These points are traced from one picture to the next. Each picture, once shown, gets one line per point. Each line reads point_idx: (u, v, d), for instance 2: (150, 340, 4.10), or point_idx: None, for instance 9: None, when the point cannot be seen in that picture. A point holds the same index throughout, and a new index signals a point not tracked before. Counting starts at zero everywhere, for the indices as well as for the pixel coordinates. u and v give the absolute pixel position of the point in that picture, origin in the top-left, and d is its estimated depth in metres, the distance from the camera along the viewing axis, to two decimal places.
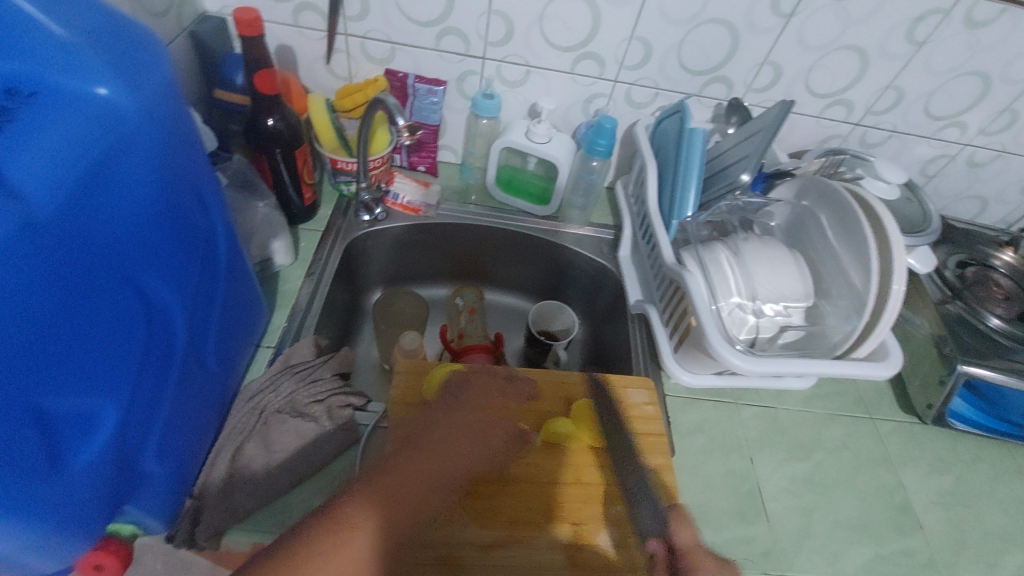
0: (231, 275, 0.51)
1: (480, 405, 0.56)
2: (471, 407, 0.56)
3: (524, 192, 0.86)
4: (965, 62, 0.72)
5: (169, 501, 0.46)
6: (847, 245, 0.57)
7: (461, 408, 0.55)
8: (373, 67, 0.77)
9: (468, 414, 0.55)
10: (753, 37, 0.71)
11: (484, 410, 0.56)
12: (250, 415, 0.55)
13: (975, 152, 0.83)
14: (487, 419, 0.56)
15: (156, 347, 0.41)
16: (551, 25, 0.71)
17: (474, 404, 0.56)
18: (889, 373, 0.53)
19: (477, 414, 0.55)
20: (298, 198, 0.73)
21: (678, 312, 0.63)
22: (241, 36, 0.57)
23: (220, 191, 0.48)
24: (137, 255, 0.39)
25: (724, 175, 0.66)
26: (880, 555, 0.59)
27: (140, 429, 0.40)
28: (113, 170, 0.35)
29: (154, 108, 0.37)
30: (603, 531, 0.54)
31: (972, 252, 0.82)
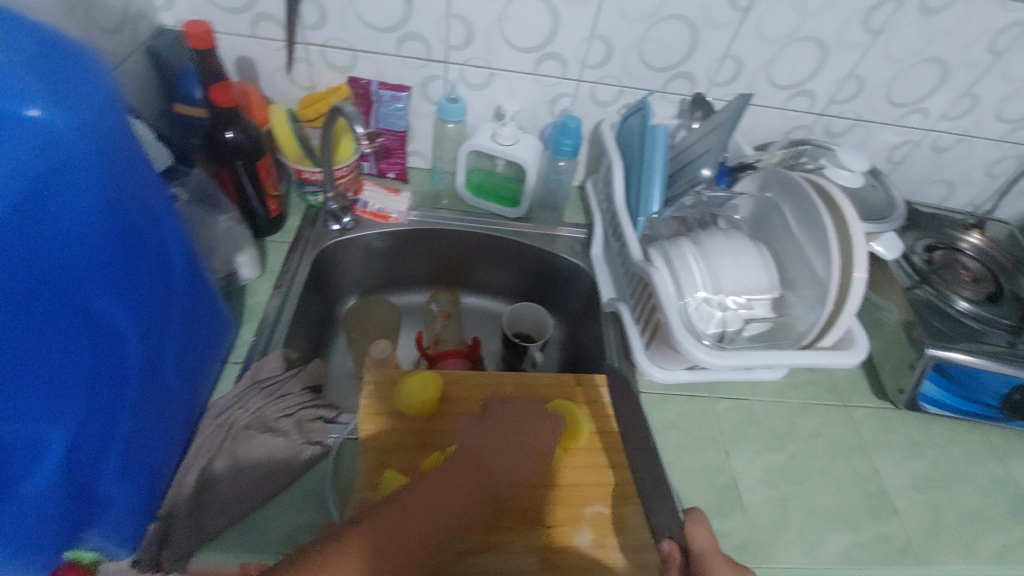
0: (188, 289, 0.51)
1: (511, 432, 0.55)
2: (499, 432, 0.54)
3: (495, 195, 0.86)
4: (922, 49, 0.73)
5: (132, 523, 0.45)
6: (809, 236, 0.58)
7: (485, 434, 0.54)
8: (335, 75, 0.76)
9: (492, 440, 0.54)
10: (712, 31, 0.71)
11: (516, 437, 0.55)
12: (217, 433, 0.54)
13: (938, 137, 0.84)
14: (513, 445, 0.54)
15: (108, 370, 0.40)
16: (511, 27, 0.71)
17: (505, 430, 0.55)
18: (855, 361, 0.53)
19: (502, 442, 0.54)
20: (263, 210, 0.72)
21: (647, 308, 0.63)
22: (194, 50, 0.57)
23: (172, 206, 0.48)
24: (84, 275, 0.37)
25: (687, 170, 0.67)
26: (857, 542, 0.59)
27: (95, 454, 0.40)
28: (55, 193, 0.34)
29: (94, 128, 0.36)
30: (580, 531, 0.54)
31: (940, 236, 0.83)
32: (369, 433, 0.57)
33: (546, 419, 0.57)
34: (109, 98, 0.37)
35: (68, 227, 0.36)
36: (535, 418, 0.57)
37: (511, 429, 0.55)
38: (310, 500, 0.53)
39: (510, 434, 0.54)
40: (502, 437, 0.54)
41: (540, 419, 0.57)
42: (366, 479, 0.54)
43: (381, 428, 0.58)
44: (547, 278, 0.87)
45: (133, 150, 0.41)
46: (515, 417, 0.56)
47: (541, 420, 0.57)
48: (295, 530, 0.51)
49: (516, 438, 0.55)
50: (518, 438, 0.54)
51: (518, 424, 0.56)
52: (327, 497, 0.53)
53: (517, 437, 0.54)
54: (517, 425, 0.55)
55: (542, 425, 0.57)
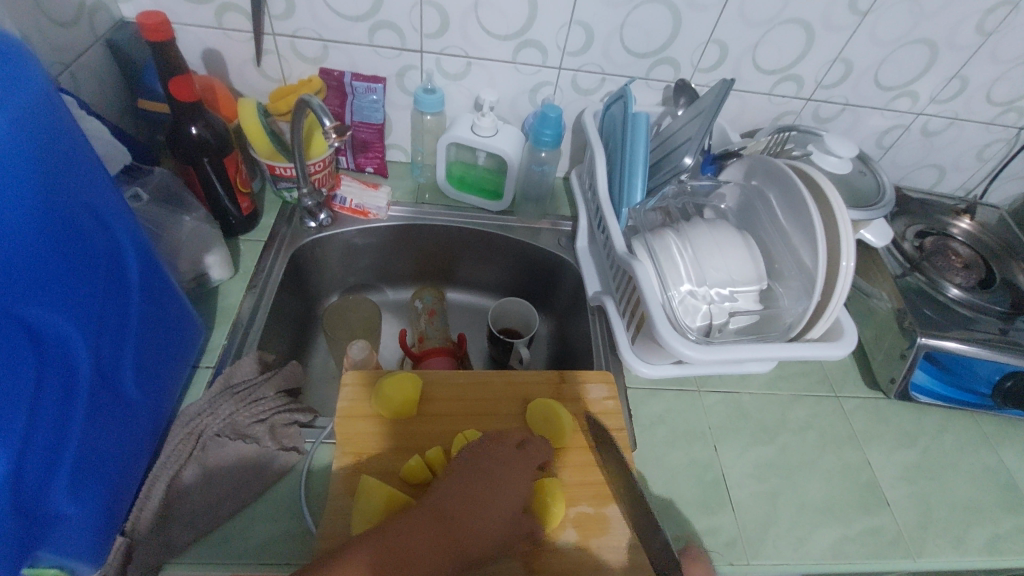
0: (146, 293, 0.48)
1: (487, 479, 0.50)
2: (474, 482, 0.49)
3: (476, 188, 0.83)
4: (910, 30, 0.71)
5: (93, 541, 0.43)
6: (796, 225, 0.56)
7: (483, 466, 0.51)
8: (307, 67, 0.74)
9: (466, 493, 0.48)
10: (695, 15, 0.69)
11: (493, 484, 0.49)
12: (187, 441, 0.53)
13: (928, 121, 0.82)
14: (490, 493, 0.49)
15: (54, 380, 0.38)
16: (487, 14, 0.68)
17: (479, 479, 0.50)
18: (843, 352, 0.52)
19: (479, 493, 0.49)
20: (235, 208, 0.70)
21: (632, 301, 0.61)
22: (148, 42, 0.53)
23: (125, 207, 0.45)
24: (24, 283, 0.35)
25: (669, 159, 0.67)
26: (847, 536, 0.58)
27: (44, 471, 0.38)
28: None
29: (27, 126, 0.34)
30: (565, 534, 0.52)
31: (931, 222, 0.82)
32: (345, 435, 0.55)
33: (519, 459, 0.53)
34: (39, 92, 0.35)
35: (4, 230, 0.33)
36: (509, 459, 0.52)
37: (487, 477, 0.50)
38: (284, 510, 0.52)
39: (485, 481, 0.49)
40: (477, 485, 0.49)
41: (512, 461, 0.52)
42: (342, 486, 0.52)
43: (357, 430, 0.56)
44: (533, 272, 0.85)
45: (75, 147, 0.39)
46: (487, 463, 0.51)
47: (513, 460, 0.52)
48: (269, 541, 0.50)
49: (494, 486, 0.49)
50: (495, 485, 0.49)
51: (492, 471, 0.50)
52: (302, 505, 0.52)
53: (493, 485, 0.49)
54: (492, 472, 0.50)
55: (516, 466, 0.52)
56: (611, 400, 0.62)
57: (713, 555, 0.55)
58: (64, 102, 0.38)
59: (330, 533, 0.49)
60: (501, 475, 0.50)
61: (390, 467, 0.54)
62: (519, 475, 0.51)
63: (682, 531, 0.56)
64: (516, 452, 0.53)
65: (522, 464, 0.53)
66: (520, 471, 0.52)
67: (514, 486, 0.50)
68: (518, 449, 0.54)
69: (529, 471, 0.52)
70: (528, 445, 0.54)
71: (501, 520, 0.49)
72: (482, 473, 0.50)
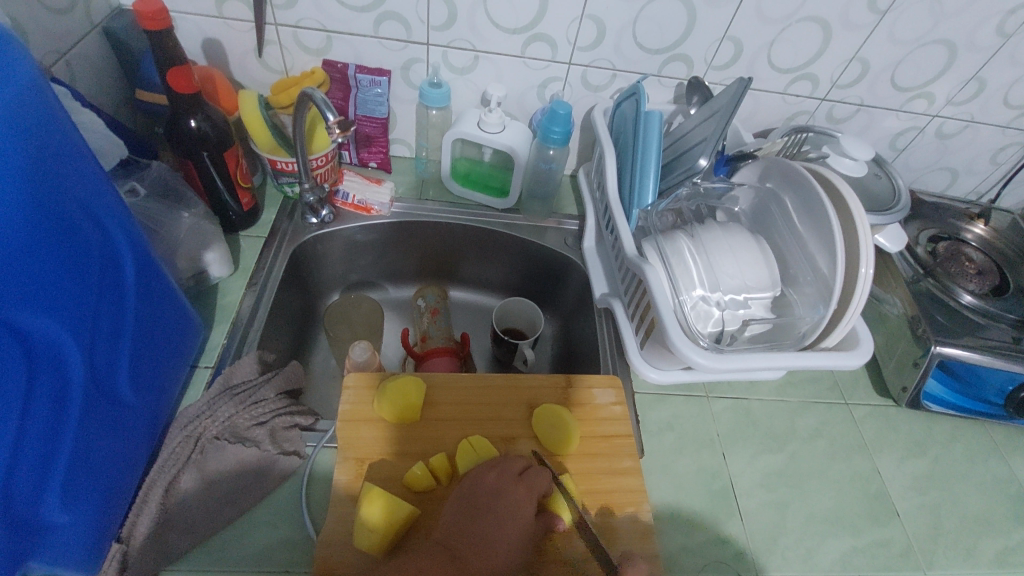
0: (143, 293, 0.47)
1: (484, 513, 0.47)
2: (473, 516, 0.47)
3: (482, 185, 0.82)
4: (930, 31, 0.69)
5: (87, 550, 0.42)
6: (812, 231, 0.55)
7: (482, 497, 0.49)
8: (310, 59, 0.72)
9: (467, 530, 0.46)
10: (710, 11, 0.67)
11: (493, 518, 0.47)
12: (186, 444, 0.51)
13: (944, 123, 0.80)
14: (492, 526, 0.47)
15: (45, 387, 0.36)
16: (496, 7, 0.66)
17: (479, 512, 0.47)
18: (859, 362, 0.51)
19: (479, 528, 0.46)
20: (235, 203, 0.68)
21: (641, 306, 0.60)
22: (145, 31, 0.51)
23: (120, 202, 0.44)
24: (16, 285, 0.33)
25: (685, 159, 0.63)
26: (856, 547, 0.57)
27: (36, 481, 0.36)
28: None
29: (16, 119, 0.32)
30: (571, 544, 0.51)
31: (944, 227, 0.80)
32: (346, 439, 0.54)
33: (522, 489, 0.50)
34: (26, 84, 0.33)
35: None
36: (510, 488, 0.49)
37: (486, 510, 0.47)
38: (283, 515, 0.51)
39: (483, 514, 0.47)
40: (477, 519, 0.47)
41: (512, 491, 0.49)
42: (343, 492, 0.51)
43: (359, 434, 0.55)
44: (540, 272, 0.84)
45: (67, 141, 0.37)
46: (484, 495, 0.49)
47: (514, 489, 0.50)
48: (266, 549, 0.49)
49: (494, 518, 0.47)
50: (495, 519, 0.47)
51: (491, 503, 0.48)
52: (301, 513, 0.51)
53: (494, 519, 0.47)
54: (491, 505, 0.48)
55: (518, 494, 0.49)
56: (618, 404, 0.61)
57: (722, 566, 0.54)
58: (55, 94, 0.36)
59: (330, 542, 0.48)
60: (498, 505, 0.48)
61: (392, 474, 0.53)
62: (521, 504, 0.49)
63: (688, 542, 0.55)
64: (517, 478, 0.51)
65: (525, 492, 0.50)
66: (522, 500, 0.49)
67: (518, 511, 0.48)
68: (518, 476, 0.51)
69: (532, 500, 0.50)
70: (529, 472, 0.52)
71: (508, 553, 0.46)
72: (480, 503, 0.48)
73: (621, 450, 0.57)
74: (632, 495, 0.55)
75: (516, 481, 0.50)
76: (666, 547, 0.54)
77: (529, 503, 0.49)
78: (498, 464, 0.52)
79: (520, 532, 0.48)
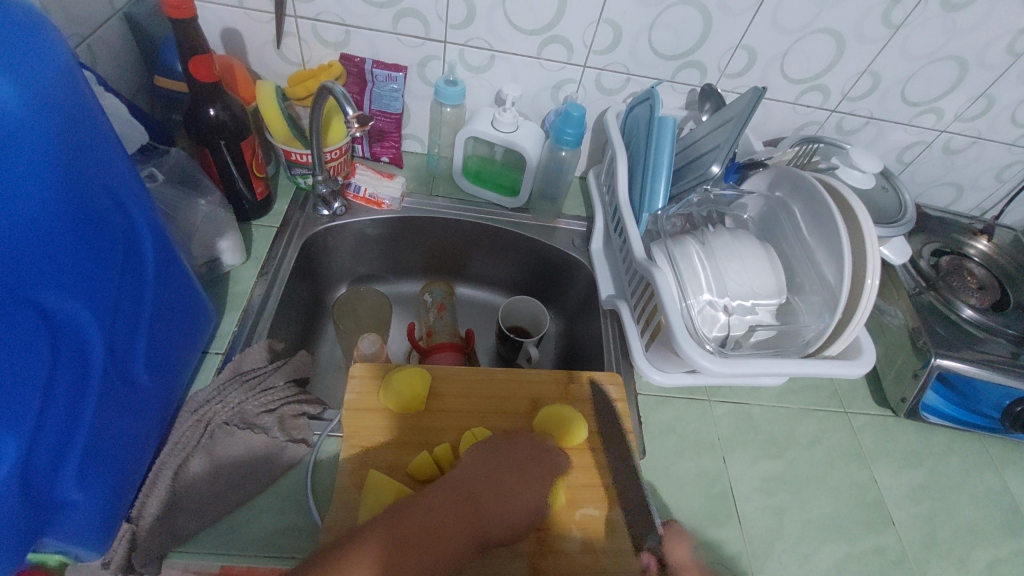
0: (161, 278, 0.48)
1: (508, 471, 0.50)
2: (500, 472, 0.50)
3: (492, 183, 0.83)
4: (941, 47, 0.70)
5: (98, 529, 0.43)
6: (819, 239, 0.56)
7: (495, 455, 0.52)
8: (328, 52, 0.72)
9: (491, 478, 0.50)
10: (726, 19, 0.67)
11: (516, 478, 0.50)
12: (196, 428, 0.52)
13: (951, 139, 0.81)
14: (514, 484, 0.50)
15: (67, 366, 0.37)
16: (514, 7, 0.67)
17: (507, 471, 0.50)
18: (862, 371, 0.52)
19: (505, 482, 0.50)
20: (249, 192, 0.69)
21: (648, 309, 0.61)
22: (171, 19, 0.51)
23: (141, 187, 0.44)
24: (38, 269, 0.34)
25: (695, 166, 0.65)
26: (851, 553, 0.58)
27: (54, 459, 0.37)
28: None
29: (48, 105, 0.32)
30: (569, 536, 0.52)
31: (947, 241, 0.81)
32: (353, 428, 0.55)
33: (534, 453, 0.53)
34: (60, 70, 0.33)
35: (11, 214, 0.32)
36: (522, 452, 0.53)
37: (501, 467, 0.51)
38: (288, 502, 0.51)
39: (505, 474, 0.50)
40: (505, 475, 0.50)
41: (540, 464, 0.53)
42: (348, 479, 0.51)
43: (365, 424, 0.55)
44: (547, 271, 0.84)
45: (93, 125, 0.37)
46: (500, 457, 0.51)
47: (527, 451, 0.53)
48: (275, 533, 0.49)
49: (513, 474, 0.51)
50: (517, 480, 0.50)
51: (506, 463, 0.51)
52: (307, 500, 0.52)
53: (517, 478, 0.51)
54: (505, 464, 0.51)
55: (529, 457, 0.53)
56: (619, 402, 0.61)
57: (719, 567, 0.55)
58: (85, 79, 0.36)
59: (336, 524, 0.49)
60: (511, 464, 0.51)
61: (396, 461, 0.54)
62: (530, 467, 0.52)
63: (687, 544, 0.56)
64: (531, 444, 0.54)
65: (535, 456, 0.53)
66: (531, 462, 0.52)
67: (529, 475, 0.51)
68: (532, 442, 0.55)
69: (541, 467, 0.53)
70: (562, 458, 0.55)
71: (511, 514, 0.49)
72: (495, 458, 0.51)
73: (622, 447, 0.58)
74: None
75: (523, 450, 0.53)
76: None
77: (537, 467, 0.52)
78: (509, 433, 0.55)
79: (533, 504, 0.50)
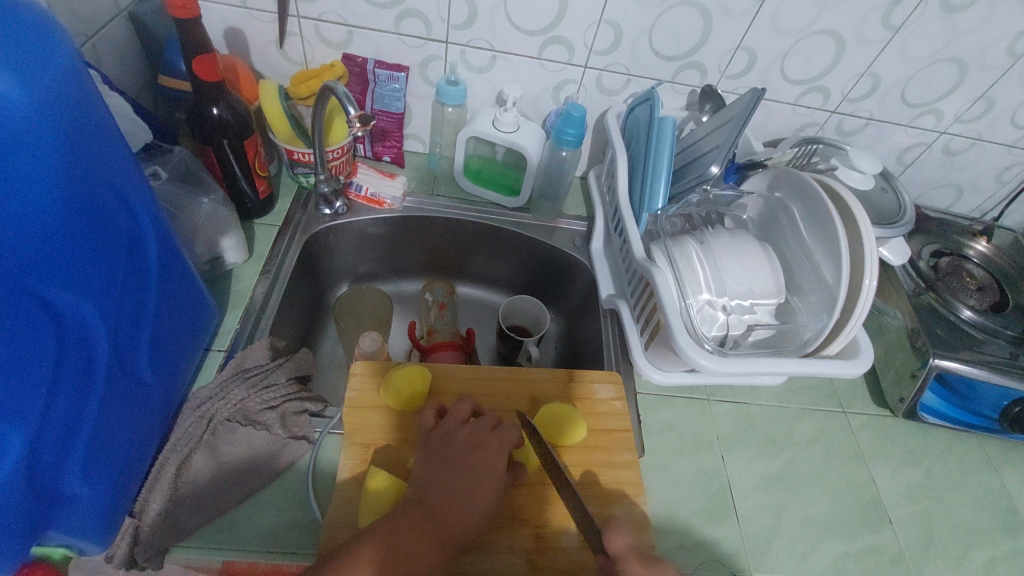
0: (164, 275, 0.48)
1: (463, 468, 0.49)
2: (453, 467, 0.49)
3: (493, 183, 0.83)
4: (941, 48, 0.70)
5: (101, 523, 0.44)
6: (819, 240, 0.56)
7: (454, 451, 0.50)
8: (330, 52, 0.73)
9: (451, 477, 0.48)
10: (726, 21, 0.68)
11: (471, 470, 0.49)
12: (198, 424, 0.53)
13: (951, 140, 0.81)
14: (471, 477, 0.49)
15: (72, 362, 0.38)
16: (515, 7, 0.67)
17: (459, 463, 0.49)
18: (860, 371, 0.52)
19: (456, 482, 0.48)
20: (252, 191, 0.69)
21: (648, 308, 0.61)
22: (175, 19, 0.52)
23: (146, 186, 0.44)
24: (44, 265, 0.35)
25: (695, 166, 0.65)
26: (848, 552, 0.58)
27: (58, 453, 0.37)
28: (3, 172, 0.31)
29: (53, 101, 0.33)
30: (568, 532, 0.52)
31: (947, 242, 0.82)
32: (355, 426, 0.55)
33: (494, 441, 0.52)
34: (67, 67, 0.34)
35: (15, 209, 0.32)
36: (480, 443, 0.51)
37: (463, 465, 0.49)
38: (290, 498, 0.52)
39: (459, 471, 0.49)
40: (457, 470, 0.49)
41: (488, 442, 0.52)
42: (348, 475, 0.52)
43: (366, 421, 0.56)
44: (547, 270, 0.85)
45: (100, 124, 0.38)
46: (458, 453, 0.50)
47: (486, 443, 0.52)
48: (276, 529, 0.50)
49: (475, 469, 0.50)
50: (474, 472, 0.49)
51: (467, 458, 0.50)
52: (308, 497, 0.52)
53: (473, 469, 0.49)
54: (466, 459, 0.50)
55: (491, 447, 0.51)
56: (619, 401, 0.62)
57: (716, 565, 0.55)
58: (91, 77, 0.37)
59: (337, 521, 0.49)
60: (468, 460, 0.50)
61: (396, 458, 0.54)
62: (494, 458, 0.51)
63: (686, 540, 0.56)
64: (489, 433, 0.53)
65: (497, 445, 0.52)
66: (494, 453, 0.51)
67: (493, 468, 0.50)
68: (491, 431, 0.53)
69: (503, 456, 0.51)
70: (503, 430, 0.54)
71: (481, 513, 0.48)
72: (453, 454, 0.50)
73: (620, 445, 0.58)
74: (629, 488, 0.56)
75: (479, 441, 0.52)
76: (664, 544, 0.55)
77: (497, 457, 0.51)
78: (468, 423, 0.53)
79: (497, 491, 0.50)
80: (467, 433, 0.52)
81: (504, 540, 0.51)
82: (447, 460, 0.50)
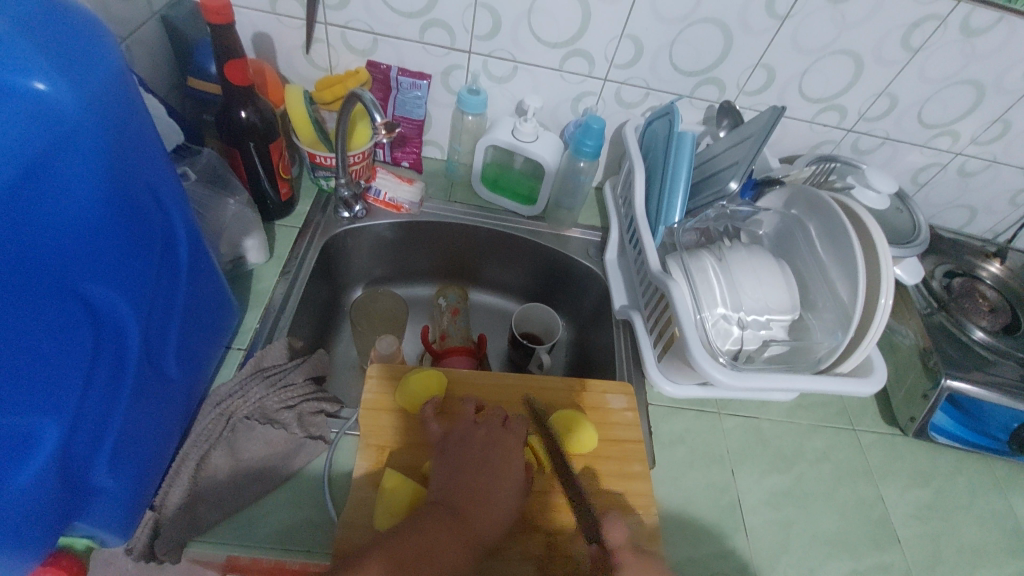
0: (193, 275, 0.49)
1: (483, 469, 0.50)
2: (471, 469, 0.50)
3: (510, 191, 0.84)
4: (960, 71, 0.71)
5: (125, 515, 0.45)
6: (836, 258, 0.57)
7: (473, 452, 0.51)
8: (355, 58, 0.74)
9: (472, 478, 0.49)
10: (746, 38, 0.69)
11: (489, 473, 0.50)
12: (217, 421, 0.54)
13: (966, 161, 0.82)
14: (488, 479, 0.49)
15: (107, 358, 0.39)
16: (539, 20, 0.68)
17: (475, 465, 0.50)
18: (873, 390, 0.52)
19: (478, 481, 0.49)
20: (275, 193, 0.70)
21: (662, 321, 0.62)
22: (210, 25, 0.53)
23: (181, 188, 0.46)
24: (85, 264, 0.36)
25: (713, 181, 0.66)
26: (856, 570, 0.58)
27: (87, 447, 0.39)
28: (51, 171, 0.32)
29: (100, 105, 0.34)
30: (579, 541, 0.52)
31: (960, 263, 0.82)
32: (371, 427, 0.56)
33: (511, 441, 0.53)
34: (114, 72, 0.35)
35: (60, 205, 0.33)
36: (499, 444, 0.52)
37: (482, 465, 0.50)
38: (306, 497, 0.53)
39: (478, 472, 0.50)
40: (474, 473, 0.49)
41: (504, 446, 0.52)
42: (364, 476, 0.53)
43: (381, 423, 0.57)
44: (559, 279, 0.85)
45: (142, 128, 0.39)
46: (478, 452, 0.51)
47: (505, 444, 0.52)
48: (291, 527, 0.50)
49: (495, 470, 0.50)
50: (492, 475, 0.50)
51: (486, 458, 0.51)
52: (324, 497, 0.53)
53: (491, 473, 0.50)
54: (485, 459, 0.51)
55: (509, 449, 0.52)
56: (630, 411, 0.62)
57: None
58: (135, 83, 0.38)
59: (352, 522, 0.49)
60: (489, 462, 0.50)
61: (410, 462, 0.55)
62: (513, 460, 0.52)
63: (695, 553, 0.56)
64: (506, 433, 0.53)
65: (515, 447, 0.53)
66: (514, 454, 0.52)
67: (511, 471, 0.51)
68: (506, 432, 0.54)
69: (520, 459, 0.52)
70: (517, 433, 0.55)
71: (503, 516, 0.49)
72: (474, 453, 0.51)
73: (632, 456, 0.59)
74: (641, 499, 0.56)
75: (498, 444, 0.53)
76: (673, 555, 0.56)
77: (516, 461, 0.52)
78: (487, 424, 0.54)
79: (514, 496, 0.50)
80: (486, 435, 0.53)
81: (517, 546, 0.51)
82: (468, 461, 0.50)
